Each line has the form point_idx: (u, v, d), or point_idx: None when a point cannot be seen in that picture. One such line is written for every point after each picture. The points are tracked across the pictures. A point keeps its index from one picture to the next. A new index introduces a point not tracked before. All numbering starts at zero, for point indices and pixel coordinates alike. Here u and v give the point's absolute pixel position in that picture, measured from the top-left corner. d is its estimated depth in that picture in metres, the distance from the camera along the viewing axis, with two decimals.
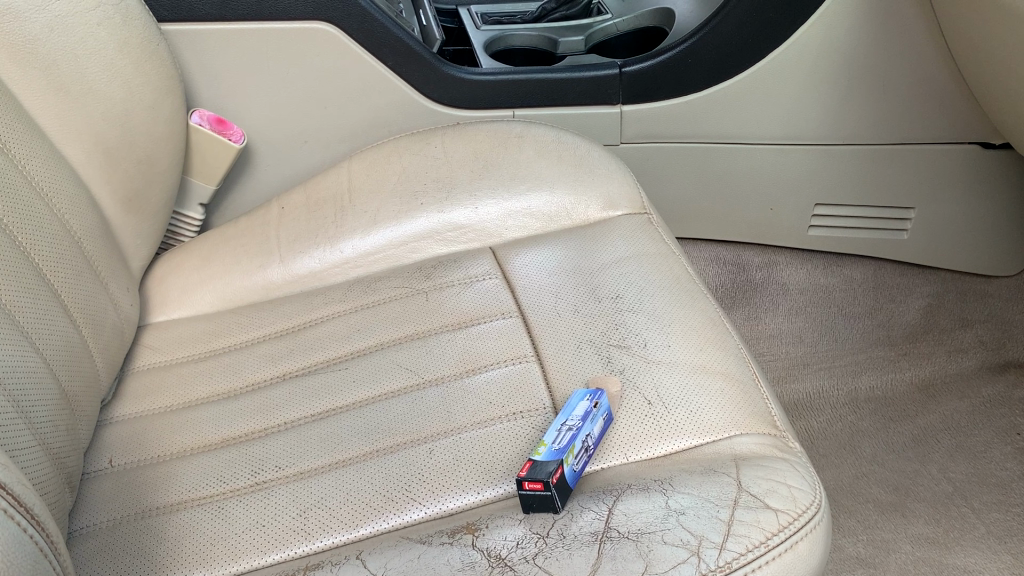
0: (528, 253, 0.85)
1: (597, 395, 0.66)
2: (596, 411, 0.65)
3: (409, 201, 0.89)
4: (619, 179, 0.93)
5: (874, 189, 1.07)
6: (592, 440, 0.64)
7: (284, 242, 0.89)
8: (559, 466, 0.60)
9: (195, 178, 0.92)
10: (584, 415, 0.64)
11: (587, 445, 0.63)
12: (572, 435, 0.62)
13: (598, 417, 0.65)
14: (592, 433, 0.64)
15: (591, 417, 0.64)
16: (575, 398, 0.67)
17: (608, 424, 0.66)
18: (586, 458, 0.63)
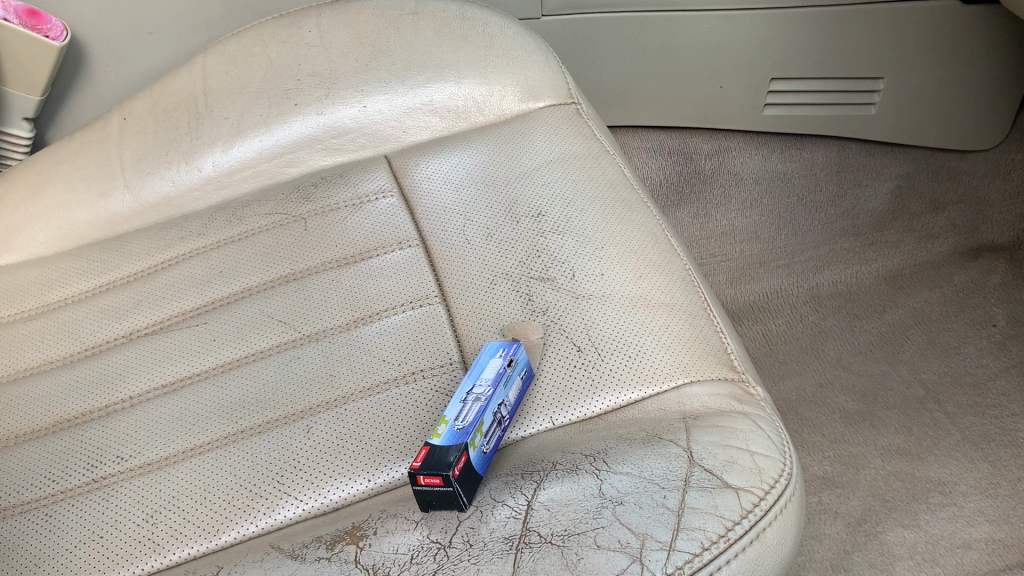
0: (432, 161, 0.70)
1: (512, 350, 0.53)
2: (511, 370, 0.52)
3: (279, 102, 0.73)
4: (539, 62, 0.76)
5: (838, 60, 0.92)
6: (504, 409, 0.51)
7: (128, 162, 0.72)
8: (462, 454, 0.46)
9: (14, 87, 0.74)
10: (495, 379, 0.51)
11: (498, 416, 0.51)
12: (480, 407, 0.50)
13: (513, 378, 0.52)
14: (504, 401, 0.51)
15: (504, 380, 0.51)
16: (486, 353, 0.53)
17: (525, 385, 0.54)
18: (498, 431, 0.51)
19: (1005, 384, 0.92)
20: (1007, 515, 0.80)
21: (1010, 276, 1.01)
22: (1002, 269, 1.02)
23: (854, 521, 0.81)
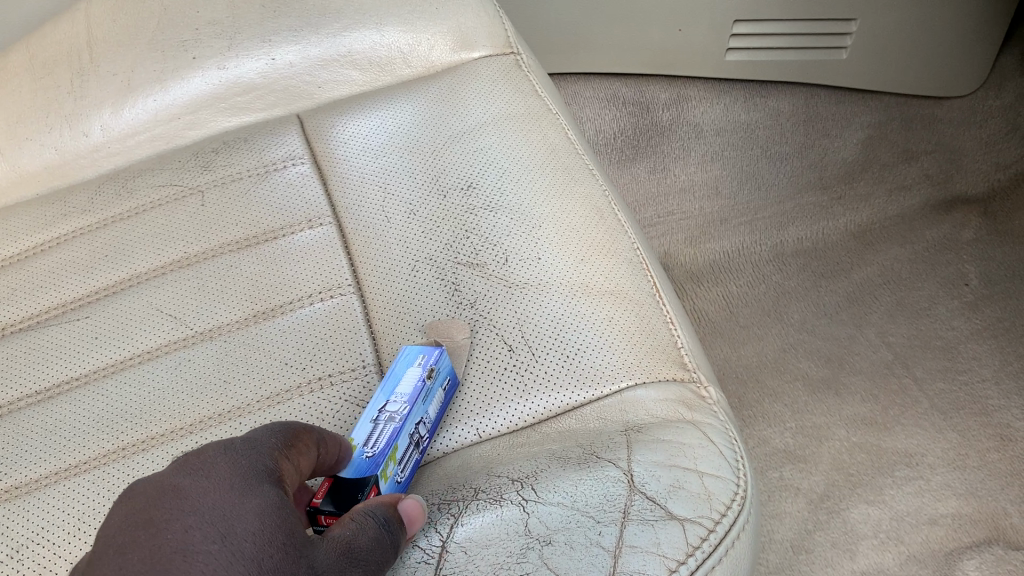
0: (352, 121, 0.62)
1: (433, 358, 0.46)
2: (431, 384, 0.45)
3: (175, 55, 0.64)
4: (474, 6, 0.68)
5: (804, 0, 0.84)
6: (423, 429, 0.44)
7: (3, 127, 0.63)
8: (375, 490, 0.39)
9: None
10: (413, 394, 0.44)
11: (415, 439, 0.44)
12: (397, 428, 0.42)
13: (433, 392, 0.45)
14: (423, 419, 0.44)
15: (423, 394, 0.44)
16: (402, 362, 0.46)
17: (445, 400, 0.47)
18: (414, 455, 0.44)
19: (976, 348, 0.85)
20: (975, 488, 0.74)
21: (984, 231, 0.94)
22: (975, 223, 0.95)
23: (816, 498, 0.76)
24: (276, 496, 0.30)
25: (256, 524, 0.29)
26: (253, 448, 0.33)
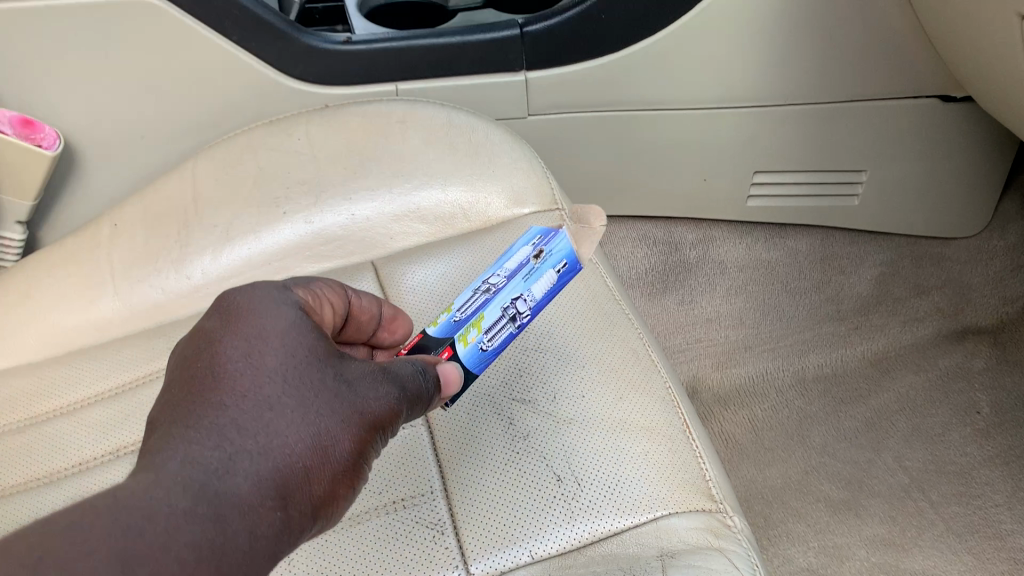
0: (419, 268, 0.71)
1: (544, 241, 0.54)
2: (535, 264, 0.53)
3: (268, 210, 0.74)
4: (524, 167, 0.78)
5: (820, 154, 0.93)
6: (520, 301, 0.53)
7: (118, 270, 0.73)
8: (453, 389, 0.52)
9: (6, 192, 0.75)
10: (518, 269, 0.54)
11: (508, 305, 0.52)
12: (489, 296, 0.53)
13: (540, 272, 0.53)
14: (520, 293, 0.53)
15: (524, 273, 0.53)
16: (529, 239, 0.56)
17: (557, 284, 0.54)
18: (511, 329, 0.53)
19: (988, 474, 0.91)
20: None
21: (994, 361, 1.01)
22: (986, 353, 1.02)
23: None
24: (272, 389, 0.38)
25: (265, 412, 0.37)
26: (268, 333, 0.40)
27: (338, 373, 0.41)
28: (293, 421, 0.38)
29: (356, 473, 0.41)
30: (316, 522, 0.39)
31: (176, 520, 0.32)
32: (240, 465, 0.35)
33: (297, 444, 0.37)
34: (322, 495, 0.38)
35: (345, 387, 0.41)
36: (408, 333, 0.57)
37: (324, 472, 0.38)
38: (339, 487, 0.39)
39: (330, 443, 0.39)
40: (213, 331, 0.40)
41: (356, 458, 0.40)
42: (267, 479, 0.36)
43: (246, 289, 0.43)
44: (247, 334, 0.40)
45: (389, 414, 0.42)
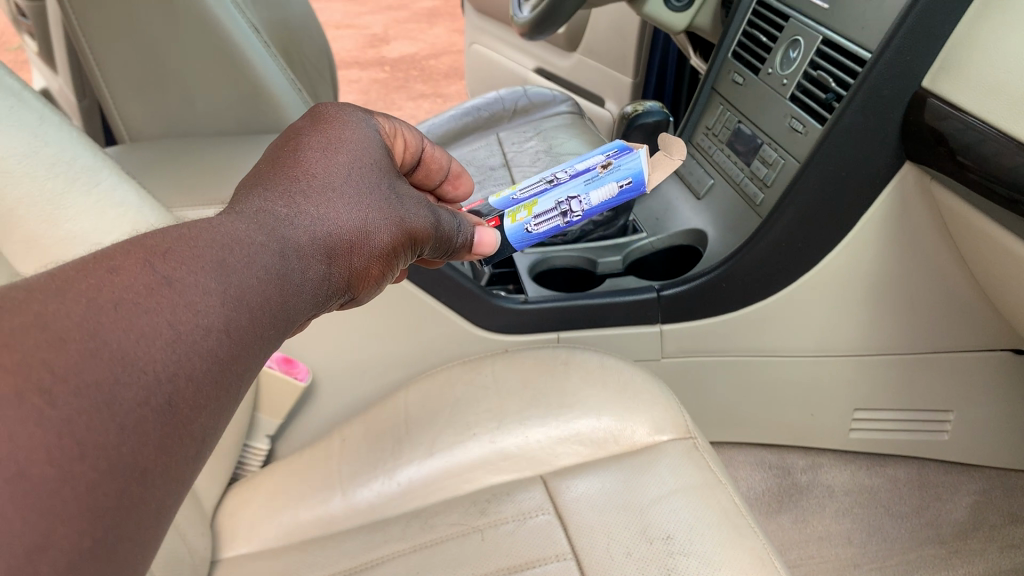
0: (581, 483, 0.88)
1: (615, 157, 0.78)
2: (602, 173, 0.78)
3: (462, 432, 0.94)
4: (662, 404, 0.96)
5: (910, 396, 1.09)
6: (579, 203, 0.78)
7: (345, 476, 0.93)
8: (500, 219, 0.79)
9: (266, 414, 0.97)
10: (586, 172, 0.78)
11: (567, 204, 0.78)
12: (552, 185, 0.79)
13: (600, 182, 0.78)
14: (580, 193, 0.78)
15: (589, 180, 0.78)
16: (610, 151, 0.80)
17: (614, 193, 0.78)
18: (558, 220, 0.80)
19: None
20: None
21: None
22: None
23: None
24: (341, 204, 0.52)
25: (337, 208, 0.51)
26: (355, 163, 0.55)
27: (390, 186, 0.57)
28: (340, 192, 0.52)
29: (385, 268, 0.58)
30: (339, 294, 0.53)
31: (252, 256, 0.44)
32: (303, 223, 0.49)
33: (347, 220, 0.52)
34: (360, 266, 0.54)
35: (393, 198, 0.57)
36: (468, 195, 0.80)
37: (365, 246, 0.53)
38: (374, 266, 0.56)
39: (371, 228, 0.54)
40: (303, 132, 0.56)
41: (388, 249, 0.56)
42: (318, 263, 0.49)
43: (339, 108, 0.60)
44: (327, 135, 0.56)
45: (419, 231, 0.61)
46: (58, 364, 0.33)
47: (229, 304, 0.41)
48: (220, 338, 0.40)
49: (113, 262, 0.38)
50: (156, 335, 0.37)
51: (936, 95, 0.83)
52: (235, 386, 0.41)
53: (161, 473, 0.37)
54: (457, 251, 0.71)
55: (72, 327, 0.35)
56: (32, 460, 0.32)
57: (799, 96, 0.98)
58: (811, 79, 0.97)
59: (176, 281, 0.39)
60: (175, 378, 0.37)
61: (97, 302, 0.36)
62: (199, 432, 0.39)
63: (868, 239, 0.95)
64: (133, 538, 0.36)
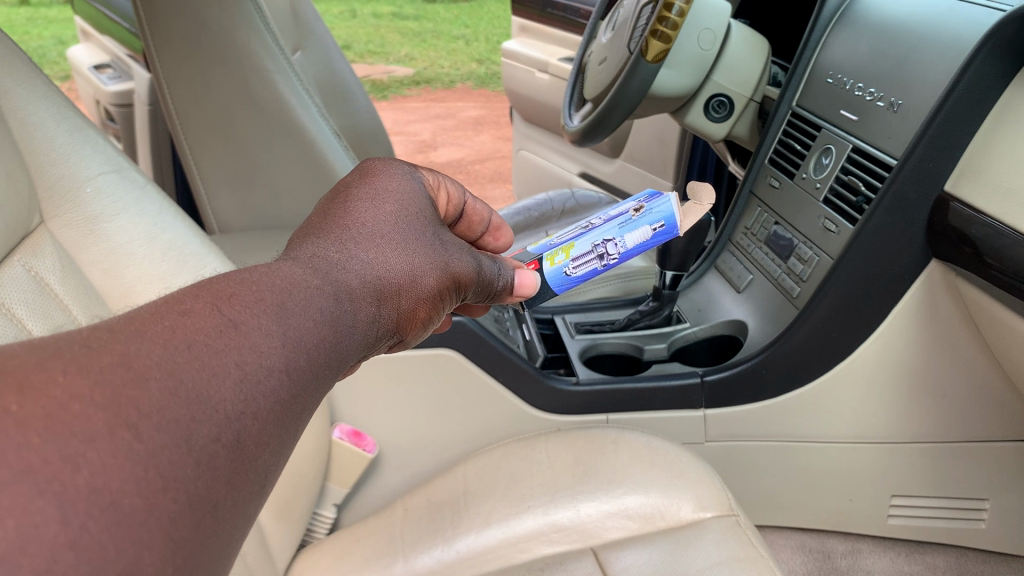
0: (629, 555, 0.92)
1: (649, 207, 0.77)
2: (635, 217, 0.77)
3: (517, 503, 1.00)
4: (706, 484, 1.01)
5: (944, 483, 1.13)
6: (614, 245, 0.77)
7: (407, 542, 0.99)
8: (538, 261, 0.79)
9: (334, 481, 1.06)
10: (621, 217, 0.78)
11: (603, 246, 0.78)
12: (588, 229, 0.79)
13: (634, 226, 0.77)
14: (615, 236, 0.77)
15: (623, 224, 0.77)
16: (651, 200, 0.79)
17: (649, 236, 0.77)
18: (595, 263, 0.79)
19: None
20: None
21: None
22: None
23: None
24: (393, 249, 0.49)
25: (389, 250, 0.48)
26: (404, 213, 0.52)
27: (437, 234, 0.54)
28: (396, 236, 0.50)
29: (433, 312, 0.53)
30: (393, 338, 0.49)
31: (304, 298, 0.40)
32: (355, 267, 0.45)
33: (397, 264, 0.48)
34: (411, 312, 0.49)
35: (441, 245, 0.53)
36: (508, 246, 0.73)
37: (416, 291, 0.49)
38: (424, 313, 0.51)
39: (422, 274, 0.50)
40: (351, 184, 0.53)
41: (437, 294, 0.52)
42: (375, 303, 0.46)
43: (385, 162, 0.57)
44: (374, 187, 0.52)
45: (467, 276, 0.56)
46: (138, 401, 0.31)
47: (289, 347, 0.38)
48: (279, 378, 0.37)
49: (184, 307, 0.35)
50: (225, 375, 0.34)
51: (959, 199, 0.91)
52: (293, 425, 0.38)
53: (233, 507, 0.34)
54: (498, 296, 0.66)
55: (153, 367, 0.32)
56: (119, 491, 0.29)
57: (831, 200, 1.07)
58: (841, 184, 1.06)
59: (243, 323, 0.37)
60: (243, 417, 0.35)
61: (172, 341, 0.34)
62: (259, 469, 0.35)
63: (900, 330, 1.02)
64: (214, 572, 0.33)
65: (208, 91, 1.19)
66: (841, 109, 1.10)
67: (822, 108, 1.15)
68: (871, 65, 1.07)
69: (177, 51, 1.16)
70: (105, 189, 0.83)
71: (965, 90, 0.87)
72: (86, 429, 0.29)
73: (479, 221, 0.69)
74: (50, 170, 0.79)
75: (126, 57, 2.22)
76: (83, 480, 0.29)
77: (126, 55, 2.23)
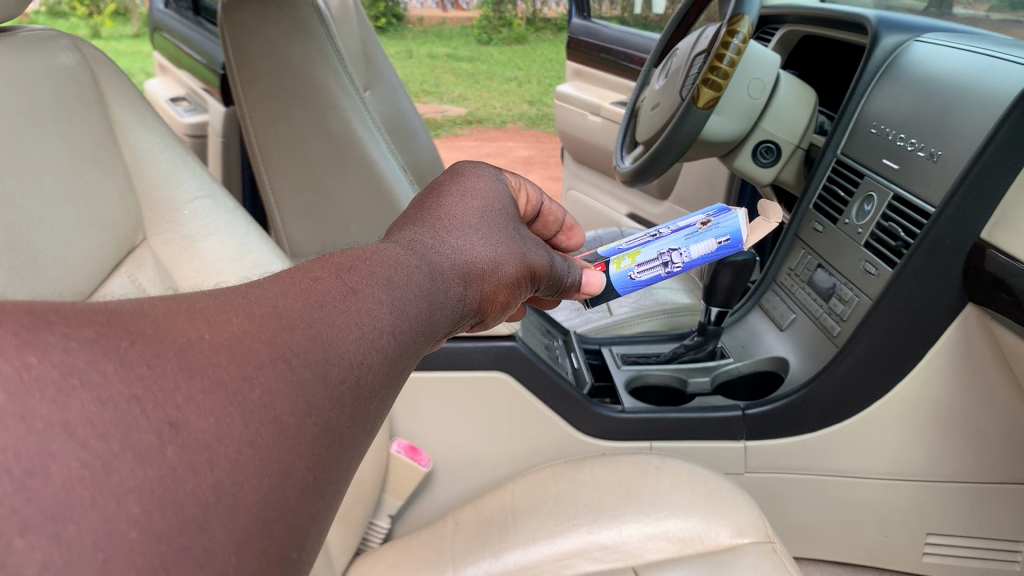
0: None
1: (715, 219, 0.85)
2: (701, 230, 0.85)
3: (562, 522, 1.04)
4: (745, 513, 1.03)
5: (980, 523, 1.16)
6: (680, 254, 0.84)
7: (457, 554, 1.04)
8: (603, 262, 0.86)
9: (389, 493, 1.13)
10: (687, 228, 0.85)
11: (667, 255, 0.85)
12: (655, 238, 0.86)
13: (701, 237, 0.84)
14: (681, 246, 0.84)
15: (689, 234, 0.85)
16: (715, 212, 0.87)
17: (713, 249, 0.85)
18: (659, 269, 0.85)
19: None
20: None
21: None
22: None
23: None
24: (478, 240, 0.55)
25: (475, 239, 0.54)
26: (488, 209, 0.58)
27: (516, 230, 0.59)
28: (479, 227, 0.56)
29: (512, 297, 0.58)
30: (476, 317, 0.55)
31: (407, 272, 0.46)
32: (448, 251, 0.51)
33: (482, 252, 0.54)
34: (492, 294, 0.55)
35: (521, 238, 0.59)
36: (580, 246, 0.79)
37: (497, 277, 0.55)
38: (504, 297, 0.57)
39: (503, 262, 0.55)
40: (441, 183, 0.60)
41: (515, 282, 0.58)
42: (463, 283, 0.51)
43: (474, 165, 0.63)
44: (462, 186, 0.59)
45: (540, 269, 0.62)
46: (290, 342, 0.36)
47: (396, 314, 0.43)
48: (389, 339, 0.41)
49: (314, 273, 0.41)
50: (350, 331, 0.39)
51: (995, 246, 0.95)
52: (397, 381, 0.42)
53: (355, 441, 0.37)
54: (566, 292, 0.72)
55: (297, 318, 0.37)
56: (280, 408, 0.34)
57: (873, 244, 1.12)
58: (883, 229, 1.10)
59: (360, 291, 0.42)
60: (363, 366, 0.39)
61: (307, 299, 0.39)
62: (374, 413, 0.40)
63: (936, 371, 1.06)
64: (339, 499, 0.37)
65: (290, 127, 1.29)
66: (884, 158, 1.15)
67: (863, 156, 1.21)
68: (913, 117, 1.12)
69: (263, 90, 1.27)
70: (201, 211, 0.91)
71: (1001, 144, 0.93)
72: (253, 357, 0.34)
73: (556, 221, 0.75)
74: (155, 193, 0.88)
75: (201, 90, 2.37)
76: (255, 397, 0.33)
77: (201, 90, 2.38)
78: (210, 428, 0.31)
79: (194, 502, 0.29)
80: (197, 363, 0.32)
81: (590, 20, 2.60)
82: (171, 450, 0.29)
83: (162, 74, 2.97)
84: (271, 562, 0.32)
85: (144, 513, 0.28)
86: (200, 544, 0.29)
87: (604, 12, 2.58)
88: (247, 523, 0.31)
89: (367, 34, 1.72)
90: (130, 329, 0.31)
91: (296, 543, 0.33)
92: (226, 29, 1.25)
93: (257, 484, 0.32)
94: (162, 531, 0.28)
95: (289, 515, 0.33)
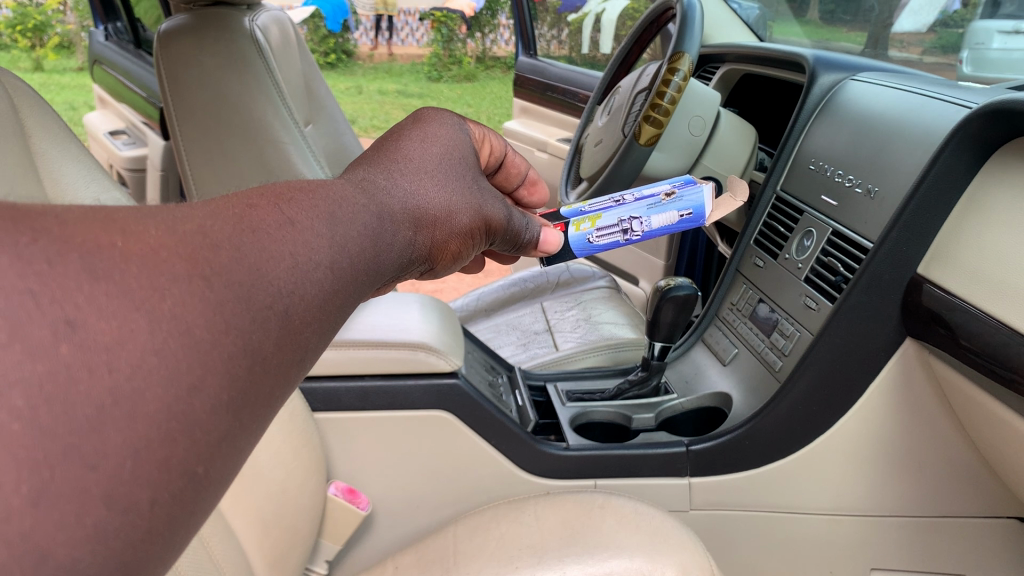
0: None
1: (677, 188, 0.85)
2: (665, 201, 0.84)
3: (506, 564, 1.00)
4: (692, 550, 1.00)
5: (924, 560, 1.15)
6: (641, 223, 0.83)
7: None
8: (561, 224, 0.84)
9: (326, 539, 1.10)
10: (651, 198, 0.84)
11: (628, 222, 0.83)
12: (617, 204, 0.84)
13: (665, 207, 0.84)
14: (642, 215, 0.83)
15: (654, 204, 0.84)
16: (682, 186, 0.86)
17: (675, 221, 0.85)
18: (618, 237, 0.84)
19: None
20: None
21: None
22: None
23: None
24: (434, 189, 0.50)
25: (431, 185, 0.50)
26: (448, 157, 0.54)
27: (472, 180, 0.56)
28: (434, 173, 0.51)
29: (463, 248, 0.55)
30: (424, 265, 0.51)
31: (354, 210, 0.40)
32: (400, 191, 0.47)
33: (436, 198, 0.50)
34: (442, 243, 0.51)
35: (475, 189, 0.55)
36: (543, 202, 0.79)
37: (449, 225, 0.51)
38: (455, 247, 0.53)
39: (456, 212, 0.52)
40: (403, 128, 0.55)
41: (467, 233, 0.54)
42: (413, 229, 0.46)
43: (435, 111, 0.59)
44: (423, 130, 0.55)
45: (494, 222, 0.59)
46: (212, 260, 0.31)
47: (336, 249, 0.37)
48: (327, 273, 0.36)
49: (248, 200, 0.35)
50: (281, 259, 0.34)
51: (932, 282, 0.96)
52: (333, 317, 0.37)
53: (280, 367, 0.33)
54: (522, 250, 0.69)
55: (223, 239, 0.32)
56: (192, 321, 0.29)
57: (812, 279, 1.12)
58: (822, 264, 1.11)
59: (298, 222, 0.36)
60: (294, 295, 0.34)
61: (239, 224, 0.33)
62: (305, 344, 0.34)
63: (876, 400, 1.06)
64: (257, 439, 0.32)
65: (226, 161, 1.28)
66: (823, 194, 1.16)
67: (804, 193, 1.21)
68: (850, 153, 1.14)
69: (198, 122, 1.27)
70: None
71: (946, 164, 0.92)
72: (168, 270, 0.29)
73: (518, 177, 0.75)
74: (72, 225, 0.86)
75: (141, 124, 2.32)
76: (165, 308, 0.28)
77: (141, 123, 2.33)
78: (111, 331, 0.26)
79: (88, 403, 0.25)
80: (104, 267, 0.27)
81: (536, 58, 2.62)
82: (65, 347, 0.25)
83: (101, 107, 2.89)
84: (173, 474, 0.28)
85: (28, 407, 0.24)
86: (90, 444, 0.25)
87: (551, 50, 2.62)
88: (147, 430, 0.27)
89: (310, 68, 1.71)
90: (31, 225, 0.26)
91: (203, 458, 0.29)
92: (162, 59, 1.26)
93: (161, 393, 0.27)
94: (48, 427, 0.24)
95: (196, 428, 0.28)
